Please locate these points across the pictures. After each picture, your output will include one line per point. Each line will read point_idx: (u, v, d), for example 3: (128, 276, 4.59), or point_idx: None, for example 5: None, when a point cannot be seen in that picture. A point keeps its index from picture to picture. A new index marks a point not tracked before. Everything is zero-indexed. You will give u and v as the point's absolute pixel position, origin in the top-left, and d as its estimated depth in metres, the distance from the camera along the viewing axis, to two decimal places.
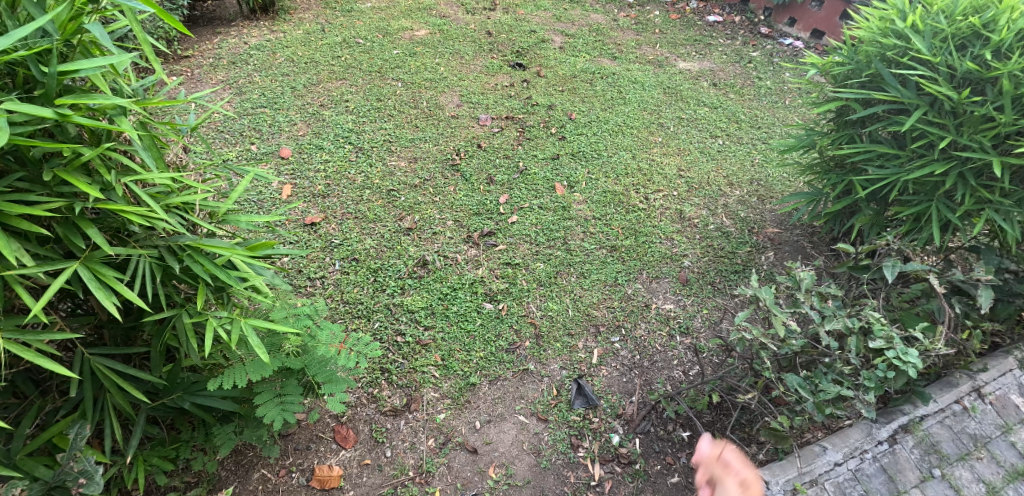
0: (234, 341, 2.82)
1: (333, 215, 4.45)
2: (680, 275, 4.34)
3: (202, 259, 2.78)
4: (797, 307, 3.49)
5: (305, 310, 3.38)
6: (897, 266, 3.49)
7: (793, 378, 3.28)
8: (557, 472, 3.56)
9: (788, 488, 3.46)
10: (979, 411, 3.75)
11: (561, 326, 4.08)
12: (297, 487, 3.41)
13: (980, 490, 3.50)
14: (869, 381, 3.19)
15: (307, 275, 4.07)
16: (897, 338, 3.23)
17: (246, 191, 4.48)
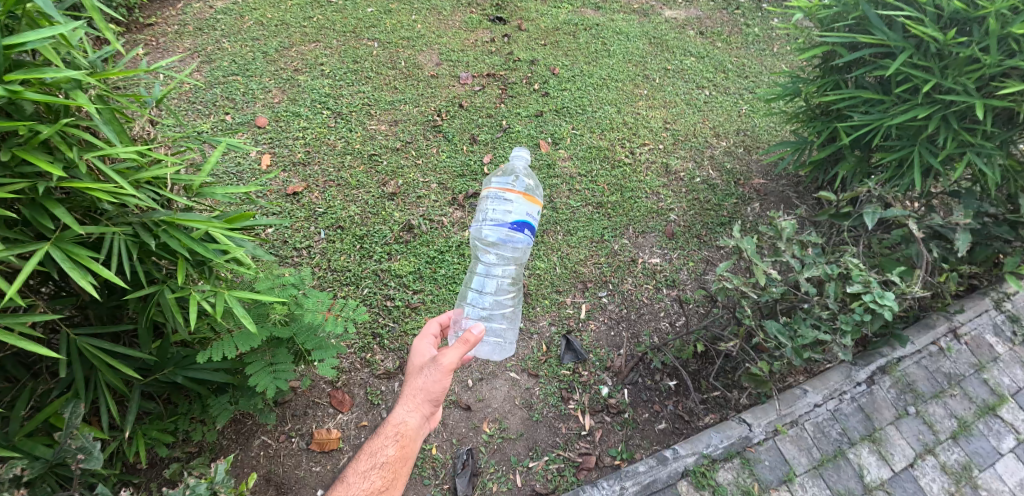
0: (218, 313, 2.84)
1: (315, 183, 4.40)
2: (667, 229, 4.36)
3: (179, 234, 2.77)
4: (778, 256, 3.50)
5: (291, 279, 3.39)
6: (877, 213, 3.45)
7: (772, 325, 3.35)
8: (548, 424, 3.81)
9: (770, 428, 3.66)
10: (955, 351, 3.89)
11: (549, 284, 4.15)
12: (299, 451, 3.57)
13: (951, 425, 3.67)
14: (846, 325, 3.29)
15: (293, 245, 4.07)
16: (874, 282, 3.27)
17: (226, 163, 4.43)
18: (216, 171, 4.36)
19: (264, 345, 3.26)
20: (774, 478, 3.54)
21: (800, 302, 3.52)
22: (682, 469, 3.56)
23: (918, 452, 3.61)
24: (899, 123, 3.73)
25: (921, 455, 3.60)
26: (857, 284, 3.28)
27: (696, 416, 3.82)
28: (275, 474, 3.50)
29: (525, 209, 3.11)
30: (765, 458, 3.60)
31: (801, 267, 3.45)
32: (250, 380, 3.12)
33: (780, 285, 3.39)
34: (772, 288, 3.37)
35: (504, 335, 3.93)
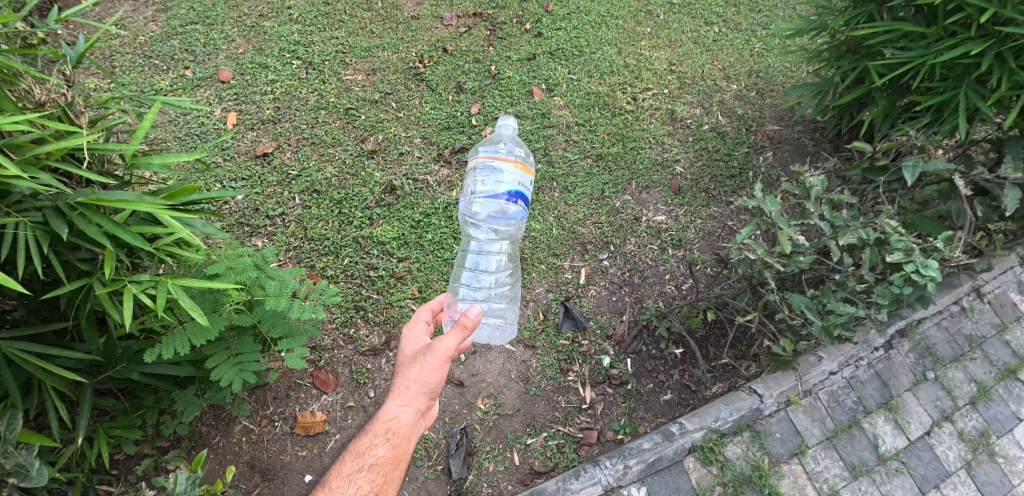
0: (161, 307, 2.59)
1: (287, 142, 3.98)
2: (673, 183, 4.03)
3: (96, 218, 2.46)
4: (806, 219, 3.25)
5: (250, 260, 3.12)
6: (918, 167, 3.20)
7: (799, 299, 3.20)
8: (547, 398, 3.58)
9: (782, 400, 3.48)
10: (977, 311, 3.73)
11: (545, 247, 3.84)
12: (282, 436, 3.32)
13: (971, 390, 3.54)
14: (882, 299, 3.17)
15: (265, 213, 3.72)
16: (917, 250, 3.06)
17: (189, 123, 3.97)
18: (178, 134, 3.92)
19: (228, 332, 3.08)
20: (785, 451, 3.39)
21: (829, 272, 3.34)
22: (688, 445, 3.38)
23: (935, 420, 3.47)
24: (944, 62, 3.35)
25: (939, 423, 3.46)
26: (898, 252, 3.08)
27: (704, 386, 3.61)
28: (260, 460, 3.27)
29: (518, 179, 2.91)
30: (776, 430, 3.43)
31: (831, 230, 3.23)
32: (213, 374, 2.92)
33: (808, 253, 3.20)
34: (799, 257, 3.19)
35: (504, 314, 3.60)
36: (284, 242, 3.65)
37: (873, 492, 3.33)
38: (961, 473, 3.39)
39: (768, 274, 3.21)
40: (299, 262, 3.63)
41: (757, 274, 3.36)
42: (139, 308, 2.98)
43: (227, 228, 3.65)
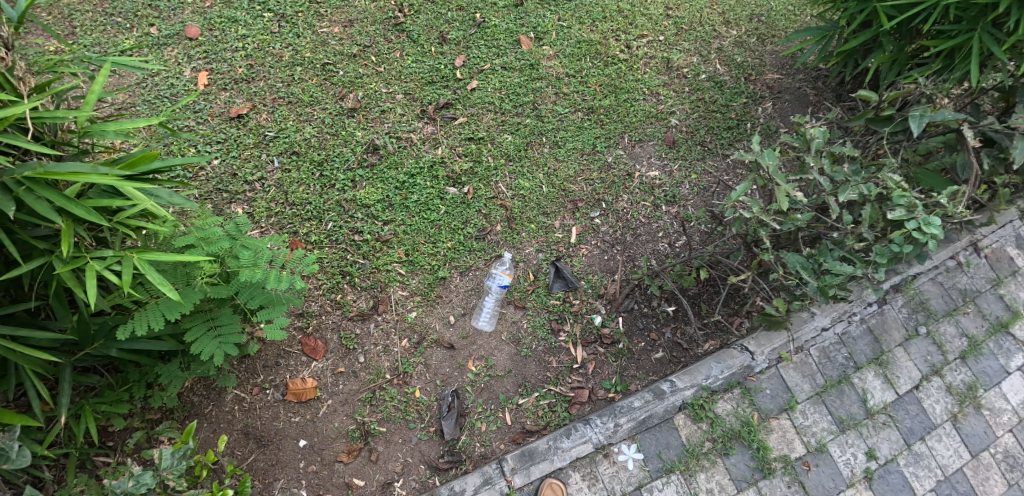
0: (127, 283, 2.56)
1: (262, 102, 3.79)
2: (667, 136, 3.92)
3: (47, 194, 2.48)
4: (805, 174, 3.17)
5: (224, 231, 3.03)
6: (925, 117, 3.09)
7: (795, 258, 3.17)
8: (539, 359, 3.54)
9: (774, 356, 3.49)
10: (973, 266, 3.75)
11: (535, 205, 3.75)
12: (273, 404, 3.29)
13: (962, 344, 3.58)
14: (880, 258, 3.12)
15: (243, 178, 3.57)
16: (919, 206, 3.00)
17: (158, 86, 3.74)
18: (146, 97, 3.70)
19: (208, 303, 3.03)
20: (774, 407, 3.42)
21: (826, 231, 3.27)
22: (679, 403, 3.39)
23: (924, 374, 3.52)
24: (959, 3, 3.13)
25: (928, 377, 3.52)
26: (900, 209, 3.03)
27: (696, 343, 3.61)
28: (253, 427, 3.24)
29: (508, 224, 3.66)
30: (766, 386, 3.46)
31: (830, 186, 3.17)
32: (193, 348, 2.90)
33: (806, 210, 3.12)
34: (797, 216, 3.09)
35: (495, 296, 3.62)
36: (264, 207, 3.53)
37: (860, 445, 3.39)
38: (946, 426, 3.46)
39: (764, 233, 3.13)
40: (280, 228, 3.52)
41: (752, 233, 3.30)
42: (112, 285, 2.95)
43: (204, 194, 3.50)
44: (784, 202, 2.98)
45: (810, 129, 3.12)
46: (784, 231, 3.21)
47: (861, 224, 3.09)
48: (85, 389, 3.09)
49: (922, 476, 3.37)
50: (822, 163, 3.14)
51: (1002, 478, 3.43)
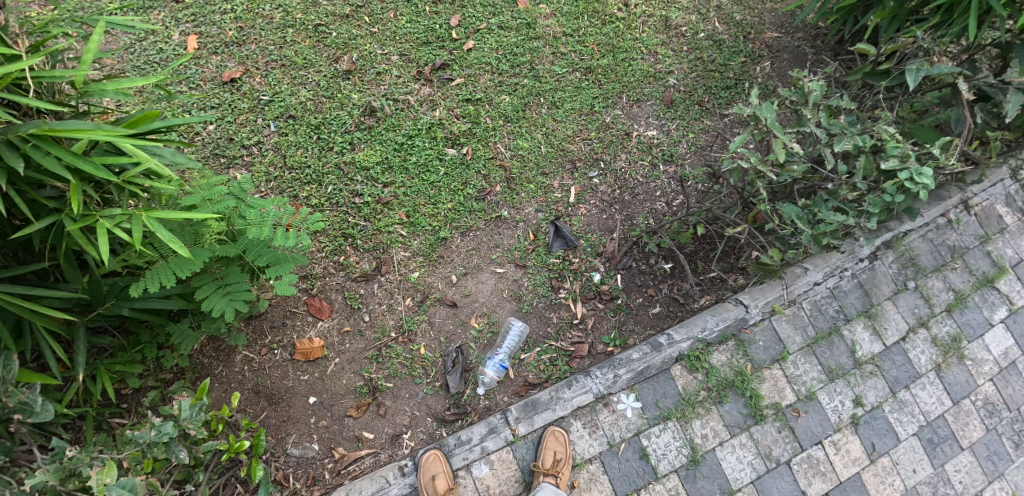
0: (137, 240, 2.61)
1: (255, 66, 3.77)
2: (664, 96, 3.98)
3: (55, 150, 2.51)
4: (802, 127, 3.20)
5: (229, 190, 3.09)
6: (921, 71, 3.10)
7: (789, 209, 3.22)
8: (539, 315, 3.64)
9: (767, 310, 3.60)
10: (963, 223, 3.85)
11: (534, 165, 3.81)
12: (282, 363, 3.43)
13: (948, 298, 3.72)
14: (873, 208, 3.18)
15: (240, 143, 3.59)
16: (912, 157, 3.07)
17: (146, 51, 3.70)
18: (136, 62, 3.65)
19: (213, 263, 3.09)
20: (767, 357, 3.55)
21: (821, 182, 3.37)
22: (675, 354, 3.51)
23: (911, 326, 3.66)
24: None
25: (914, 329, 3.65)
26: (893, 159, 3.09)
27: (692, 298, 3.72)
28: (264, 386, 3.38)
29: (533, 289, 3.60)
30: (759, 338, 3.58)
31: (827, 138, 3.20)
32: (204, 305, 2.98)
33: (802, 162, 3.20)
34: (792, 167, 3.17)
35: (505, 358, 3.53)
36: (263, 172, 3.56)
37: (847, 393, 3.54)
38: (930, 375, 3.61)
39: (761, 185, 3.22)
40: (280, 192, 3.56)
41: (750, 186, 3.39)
42: (120, 247, 3.01)
43: (201, 160, 3.52)
44: (781, 153, 3.03)
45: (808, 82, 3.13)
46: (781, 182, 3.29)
47: (855, 174, 3.17)
48: (98, 350, 3.19)
49: (905, 421, 3.54)
50: (820, 116, 3.15)
51: (981, 423, 3.60)
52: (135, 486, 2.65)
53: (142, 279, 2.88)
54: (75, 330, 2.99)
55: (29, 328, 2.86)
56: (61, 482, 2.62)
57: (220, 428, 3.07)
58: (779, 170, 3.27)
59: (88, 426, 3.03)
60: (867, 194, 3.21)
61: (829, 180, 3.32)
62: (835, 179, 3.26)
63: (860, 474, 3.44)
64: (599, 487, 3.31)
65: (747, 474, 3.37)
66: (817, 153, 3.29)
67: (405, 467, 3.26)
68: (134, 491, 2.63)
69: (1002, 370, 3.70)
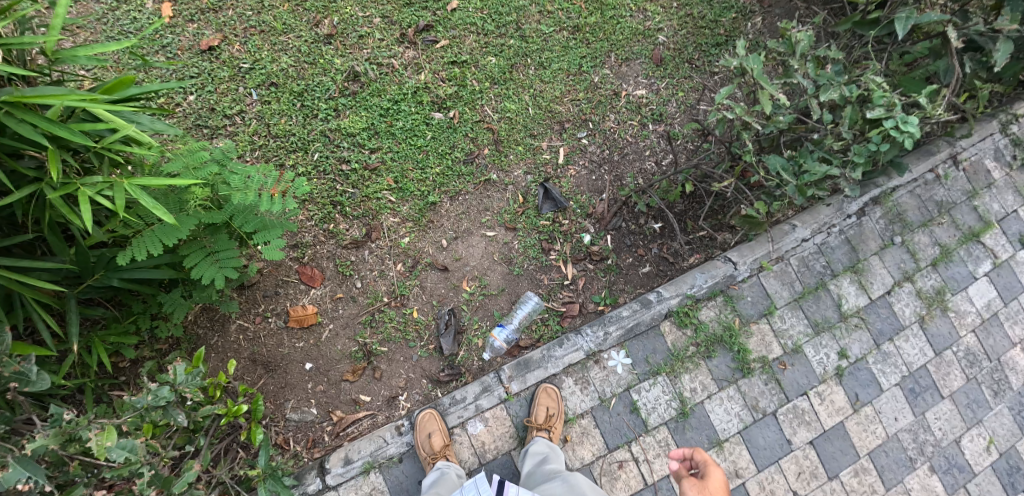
0: (120, 207, 2.60)
1: (233, 32, 3.67)
2: (653, 54, 3.95)
3: (28, 116, 2.49)
4: (789, 78, 3.15)
5: (212, 156, 3.04)
6: (911, 19, 3.04)
7: (776, 161, 3.24)
8: (530, 277, 3.67)
9: (755, 267, 3.64)
10: (951, 178, 3.87)
11: (522, 127, 3.80)
12: (277, 331, 3.47)
13: (934, 253, 3.77)
14: (858, 158, 3.20)
15: (222, 113, 3.55)
16: (898, 105, 3.03)
17: (119, 20, 3.59)
18: (110, 33, 3.55)
19: (200, 231, 3.04)
20: (755, 312, 3.61)
21: (806, 133, 3.36)
22: (665, 311, 3.57)
23: (896, 280, 3.72)
24: None
25: (900, 283, 3.71)
26: (880, 109, 3.05)
27: (682, 257, 3.75)
28: (260, 354, 3.44)
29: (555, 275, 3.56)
30: (747, 294, 3.63)
31: (814, 89, 3.17)
32: (192, 273, 2.94)
33: (788, 113, 3.17)
34: (778, 118, 3.15)
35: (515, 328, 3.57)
36: (247, 141, 3.54)
37: (833, 346, 3.62)
38: (914, 327, 3.69)
39: (746, 136, 3.21)
40: (266, 161, 3.55)
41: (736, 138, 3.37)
42: (105, 218, 2.99)
43: (184, 131, 3.50)
44: (767, 105, 3.00)
45: (796, 33, 3.07)
46: (767, 134, 3.27)
47: (841, 124, 3.15)
48: (93, 322, 3.21)
49: (888, 372, 3.64)
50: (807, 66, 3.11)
51: (962, 373, 3.71)
52: (135, 448, 2.73)
53: (128, 248, 2.85)
54: (66, 302, 3.00)
55: (19, 301, 2.87)
56: (62, 447, 2.69)
57: (218, 394, 3.14)
58: (766, 121, 3.25)
59: (88, 398, 3.08)
60: (854, 145, 3.22)
61: (815, 130, 3.32)
62: (821, 129, 3.25)
63: (843, 423, 3.55)
64: (591, 440, 3.41)
65: (734, 426, 3.48)
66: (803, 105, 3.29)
67: (402, 426, 3.36)
68: (134, 452, 2.73)
69: (985, 321, 3.78)
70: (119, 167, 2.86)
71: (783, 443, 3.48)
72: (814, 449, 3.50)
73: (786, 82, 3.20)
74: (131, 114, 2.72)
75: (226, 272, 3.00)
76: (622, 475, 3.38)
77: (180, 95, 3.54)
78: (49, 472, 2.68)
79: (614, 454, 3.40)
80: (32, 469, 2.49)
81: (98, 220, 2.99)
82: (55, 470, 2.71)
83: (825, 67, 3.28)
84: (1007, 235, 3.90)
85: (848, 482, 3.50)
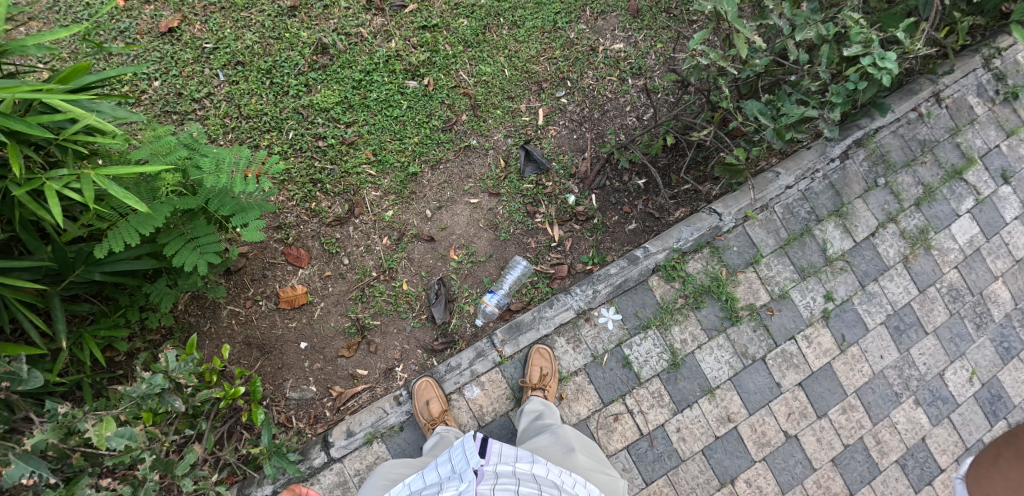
0: (89, 199, 2.54)
1: (192, 12, 3.59)
2: (630, 5, 3.95)
3: None
4: (764, 19, 3.07)
5: (181, 140, 2.95)
6: None
7: (754, 105, 3.17)
8: (517, 241, 3.67)
9: (740, 217, 3.64)
10: (934, 116, 3.86)
11: (499, 91, 3.76)
12: (269, 313, 3.48)
13: (918, 192, 3.79)
14: (836, 97, 3.15)
15: (190, 97, 3.48)
16: (875, 42, 2.96)
17: (72, 7, 3.48)
18: (63, 21, 3.45)
19: (178, 219, 2.98)
20: (741, 262, 3.64)
21: (784, 76, 3.31)
22: (652, 266, 3.59)
23: (880, 221, 3.75)
24: None
25: (883, 224, 3.75)
26: (857, 46, 2.98)
27: (667, 212, 3.74)
28: (253, 337, 3.45)
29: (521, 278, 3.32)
30: (733, 244, 3.65)
31: (790, 29, 3.07)
32: (173, 261, 2.90)
33: (764, 55, 3.11)
34: (754, 61, 3.09)
35: (506, 291, 3.59)
36: (219, 124, 3.48)
37: (818, 289, 3.67)
38: (898, 266, 3.74)
39: (722, 82, 3.14)
40: (241, 143, 3.50)
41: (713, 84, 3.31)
42: (78, 213, 2.93)
43: (151, 118, 3.43)
44: (743, 49, 2.89)
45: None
46: (744, 78, 3.20)
47: (817, 65, 3.09)
48: (81, 318, 3.19)
49: (873, 312, 3.70)
50: (783, 6, 2.99)
51: (945, 308, 3.78)
52: (134, 435, 2.77)
53: (105, 240, 2.79)
54: (49, 299, 2.96)
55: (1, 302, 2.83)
56: (62, 440, 2.72)
57: (214, 379, 3.15)
58: (742, 66, 3.17)
59: (86, 394, 3.09)
60: (831, 86, 3.17)
61: (792, 72, 3.27)
62: (798, 70, 3.20)
63: (831, 363, 3.64)
64: (586, 397, 3.48)
65: (725, 373, 3.56)
66: (781, 46, 3.22)
67: (400, 396, 3.41)
68: (134, 439, 2.77)
69: (968, 257, 3.83)
70: (86, 159, 2.80)
71: (773, 386, 3.58)
72: (803, 391, 3.60)
73: (762, 23, 3.12)
74: (90, 101, 2.62)
75: (209, 258, 2.96)
76: (618, 428, 3.46)
77: (144, 82, 3.45)
78: (52, 466, 2.71)
79: (609, 408, 3.47)
80: (34, 463, 2.58)
81: (71, 215, 2.93)
82: (58, 463, 2.75)
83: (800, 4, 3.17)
84: (990, 171, 3.92)
85: (836, 420, 3.61)
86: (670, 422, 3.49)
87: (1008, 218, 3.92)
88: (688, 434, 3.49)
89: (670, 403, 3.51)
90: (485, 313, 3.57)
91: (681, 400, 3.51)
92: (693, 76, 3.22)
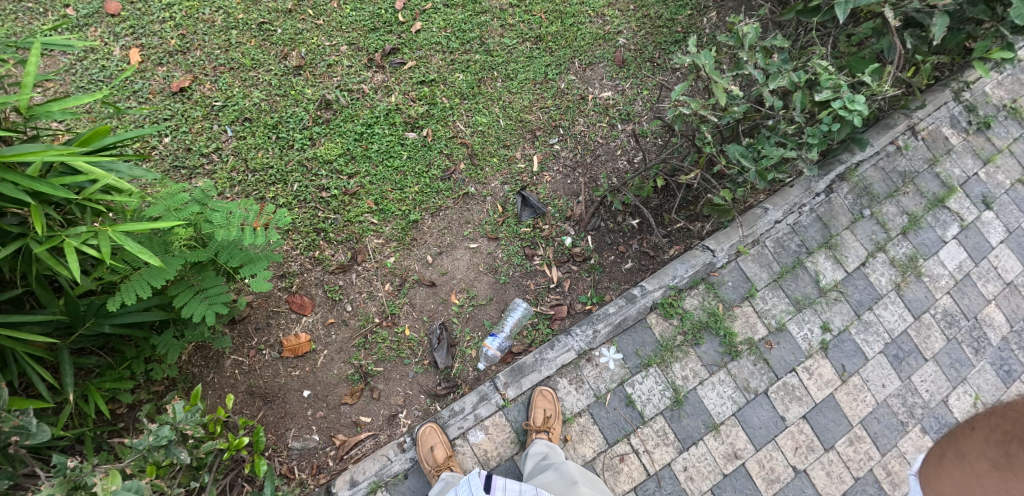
0: (105, 254, 2.62)
1: (203, 73, 3.79)
2: (616, 56, 4.18)
3: (9, 173, 2.52)
4: (741, 69, 3.27)
5: (191, 195, 3.05)
6: (850, 3, 3.05)
7: (735, 149, 3.33)
8: (517, 284, 3.74)
9: (732, 252, 3.74)
10: (911, 148, 4.04)
11: (495, 139, 3.93)
12: (272, 362, 3.50)
13: (903, 221, 3.91)
14: (812, 138, 3.30)
15: (198, 152, 3.64)
16: (844, 86, 3.14)
17: (89, 70, 3.70)
18: (79, 83, 3.65)
19: (188, 270, 3.07)
20: (736, 296, 3.71)
21: (762, 120, 3.47)
22: (650, 303, 3.65)
23: (870, 251, 3.85)
24: None
25: (873, 254, 3.84)
26: (827, 91, 3.15)
27: (662, 250, 3.84)
28: (257, 387, 3.46)
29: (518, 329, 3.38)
30: (728, 279, 3.73)
31: (765, 77, 3.28)
32: (183, 311, 2.97)
33: (742, 102, 3.28)
34: (733, 108, 3.26)
35: (506, 332, 3.63)
36: (226, 178, 3.61)
37: (815, 320, 3.72)
38: (891, 294, 3.82)
39: (704, 127, 3.31)
40: (247, 195, 3.62)
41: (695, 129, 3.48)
42: (91, 266, 3.02)
43: (162, 173, 3.57)
44: (721, 97, 3.07)
45: (742, 27, 3.15)
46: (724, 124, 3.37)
47: (792, 109, 3.25)
48: (87, 371, 3.23)
49: (871, 341, 3.74)
50: (756, 57, 3.20)
51: (941, 334, 3.83)
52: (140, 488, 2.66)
53: (118, 293, 2.87)
54: (59, 353, 3.01)
55: (13, 357, 2.88)
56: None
57: (218, 428, 3.13)
58: (722, 112, 3.35)
59: (89, 447, 3.09)
60: (807, 127, 3.33)
61: (770, 116, 3.43)
62: (774, 116, 3.36)
63: (833, 394, 3.65)
64: (591, 437, 3.47)
65: (728, 408, 3.56)
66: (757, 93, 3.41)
67: (404, 443, 3.39)
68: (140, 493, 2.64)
69: (959, 282, 3.91)
70: (101, 215, 2.90)
71: (777, 420, 3.57)
72: (808, 423, 3.59)
73: (738, 73, 3.33)
74: (111, 162, 2.76)
75: (216, 309, 3.02)
76: (625, 468, 3.43)
77: (155, 139, 3.62)
78: None
79: (614, 448, 3.45)
80: None
81: (84, 269, 3.02)
82: None
83: (773, 55, 3.40)
84: (971, 198, 4.05)
85: (844, 452, 3.58)
86: (677, 460, 3.47)
87: (995, 243, 4.02)
88: (696, 472, 3.46)
89: (676, 441, 3.49)
90: (484, 355, 3.59)
91: (686, 437, 3.50)
92: (677, 123, 3.39)
